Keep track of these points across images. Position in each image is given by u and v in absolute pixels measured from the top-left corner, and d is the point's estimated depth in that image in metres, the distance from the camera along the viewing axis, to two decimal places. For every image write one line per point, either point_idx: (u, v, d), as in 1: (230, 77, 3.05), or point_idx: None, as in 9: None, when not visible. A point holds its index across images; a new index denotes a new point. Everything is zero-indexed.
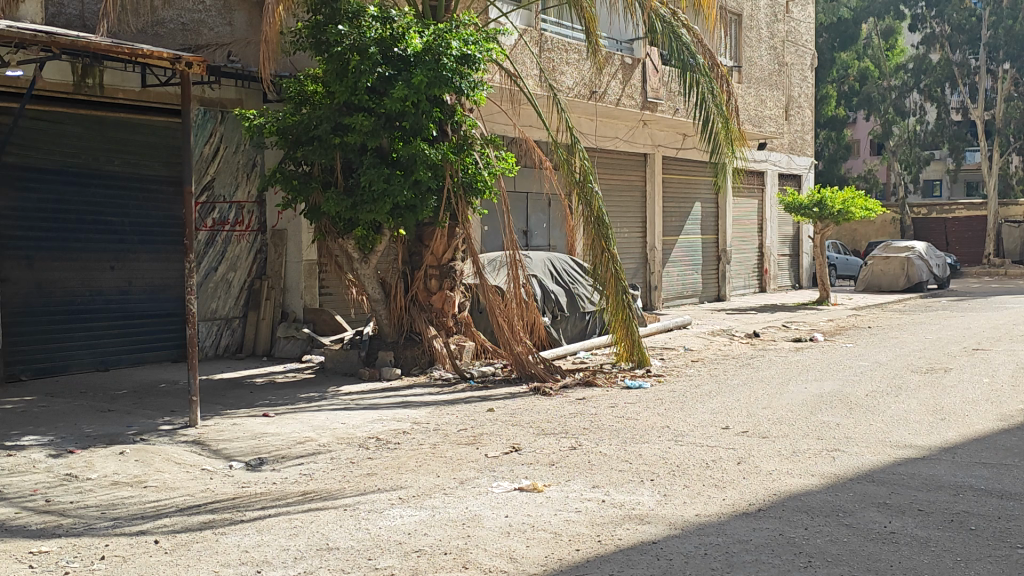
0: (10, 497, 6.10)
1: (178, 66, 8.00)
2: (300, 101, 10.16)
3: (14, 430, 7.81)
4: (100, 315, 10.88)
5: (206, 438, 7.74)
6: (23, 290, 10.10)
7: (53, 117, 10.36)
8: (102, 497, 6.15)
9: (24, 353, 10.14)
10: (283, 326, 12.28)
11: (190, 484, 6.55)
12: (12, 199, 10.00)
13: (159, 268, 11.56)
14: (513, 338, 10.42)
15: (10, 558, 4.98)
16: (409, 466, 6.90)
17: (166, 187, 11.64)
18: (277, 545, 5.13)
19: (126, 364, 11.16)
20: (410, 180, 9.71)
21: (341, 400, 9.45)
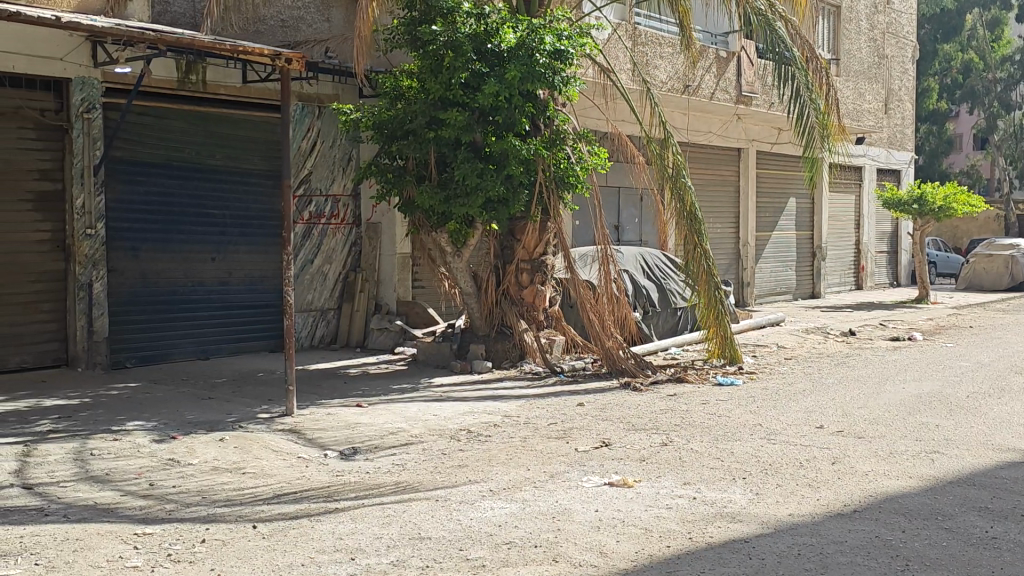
0: (116, 481, 6.32)
1: (278, 63, 8.19)
2: (394, 96, 10.27)
3: (120, 416, 8.08)
4: (201, 305, 11.17)
5: (301, 427, 7.90)
6: (129, 280, 10.43)
7: (158, 113, 10.66)
8: (203, 483, 6.33)
9: (130, 341, 10.47)
10: (376, 318, 12.47)
11: (287, 472, 6.70)
12: (120, 192, 10.33)
13: (257, 260, 11.82)
14: (604, 332, 10.40)
15: (115, 539, 5.16)
16: (500, 459, 6.95)
17: (265, 181, 11.89)
18: (371, 534, 5.23)
19: (225, 353, 11.45)
20: (502, 175, 9.79)
21: (432, 392, 9.55)
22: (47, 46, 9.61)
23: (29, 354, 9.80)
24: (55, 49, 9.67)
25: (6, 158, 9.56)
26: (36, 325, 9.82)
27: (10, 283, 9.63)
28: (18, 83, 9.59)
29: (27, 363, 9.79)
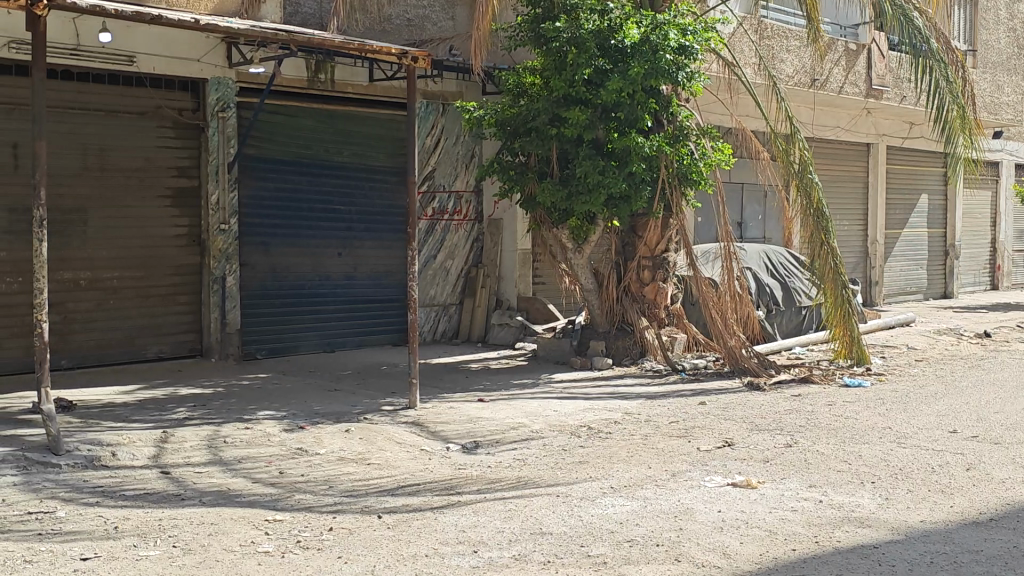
0: (248, 468, 6.53)
1: (405, 61, 8.32)
2: (517, 93, 10.34)
3: (252, 405, 8.34)
4: (328, 298, 11.45)
5: (424, 420, 8.02)
6: (260, 274, 10.76)
7: (289, 112, 10.96)
8: (330, 472, 6.50)
9: (260, 333, 10.80)
10: (498, 313, 12.55)
11: (411, 463, 6.82)
12: (252, 188, 10.65)
13: (383, 255, 12.05)
14: (727, 331, 10.25)
15: (248, 524, 5.33)
16: (621, 456, 6.93)
17: (391, 178, 12.10)
18: (492, 528, 5.28)
19: (349, 346, 11.72)
20: (625, 172, 9.74)
21: (552, 388, 9.57)
22: (185, 47, 9.97)
23: (166, 344, 10.20)
24: (192, 50, 10.01)
25: (147, 155, 9.92)
26: (173, 316, 10.21)
27: (150, 276, 10.01)
28: (158, 83, 9.98)
29: (165, 353, 10.19)
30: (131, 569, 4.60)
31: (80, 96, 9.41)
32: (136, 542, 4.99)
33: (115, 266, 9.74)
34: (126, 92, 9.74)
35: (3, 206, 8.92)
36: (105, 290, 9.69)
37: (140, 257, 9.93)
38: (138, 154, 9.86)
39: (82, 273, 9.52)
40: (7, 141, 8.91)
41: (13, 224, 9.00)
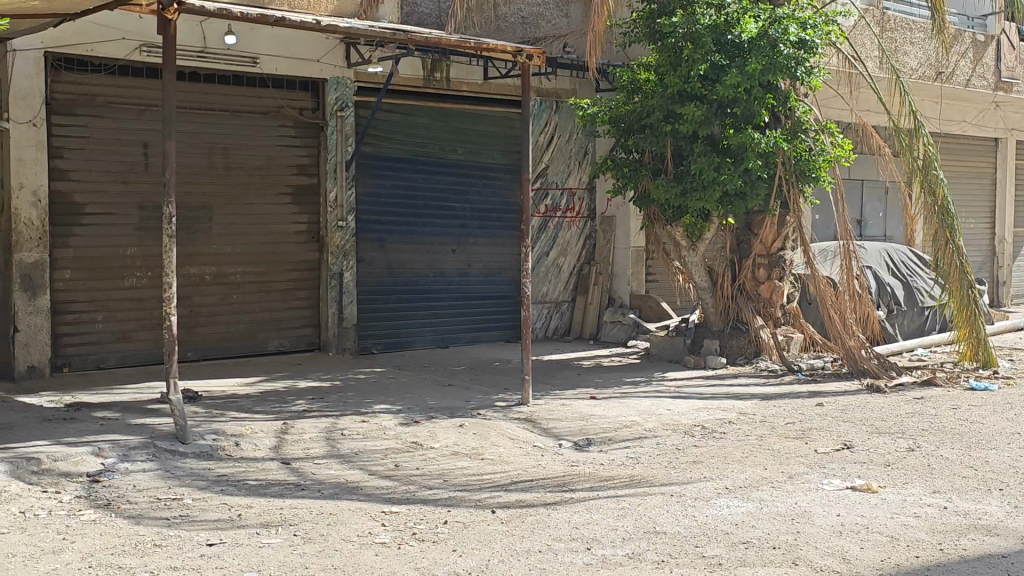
0: (365, 460, 6.66)
1: (520, 59, 8.37)
2: (632, 89, 10.29)
3: (368, 399, 8.50)
4: (442, 294, 11.58)
5: (537, 417, 8.05)
6: (376, 270, 10.95)
7: (405, 110, 11.13)
8: (445, 466, 6.58)
9: (375, 328, 11.00)
10: (610, 311, 12.52)
11: (524, 459, 6.85)
12: (370, 186, 10.84)
13: (496, 252, 12.13)
14: (845, 331, 10.01)
15: (366, 515, 5.44)
16: (737, 456, 6.85)
17: (505, 175, 12.18)
18: (606, 525, 5.27)
19: (463, 342, 11.84)
20: (741, 169, 9.60)
21: (666, 386, 9.50)
22: (305, 48, 10.21)
23: (286, 338, 10.47)
24: (312, 51, 10.25)
25: (269, 154, 10.18)
26: (293, 311, 10.48)
27: (271, 272, 10.29)
28: (280, 83, 10.24)
29: (284, 346, 10.47)
30: (254, 556, 4.74)
31: (207, 97, 9.71)
32: (259, 530, 5.14)
33: (238, 261, 10.03)
34: (250, 92, 10.01)
35: (134, 204, 9.27)
36: (229, 285, 9.98)
37: (262, 253, 10.20)
38: (261, 153, 10.13)
39: (208, 269, 9.81)
40: (137, 141, 9.25)
41: (143, 221, 9.34)
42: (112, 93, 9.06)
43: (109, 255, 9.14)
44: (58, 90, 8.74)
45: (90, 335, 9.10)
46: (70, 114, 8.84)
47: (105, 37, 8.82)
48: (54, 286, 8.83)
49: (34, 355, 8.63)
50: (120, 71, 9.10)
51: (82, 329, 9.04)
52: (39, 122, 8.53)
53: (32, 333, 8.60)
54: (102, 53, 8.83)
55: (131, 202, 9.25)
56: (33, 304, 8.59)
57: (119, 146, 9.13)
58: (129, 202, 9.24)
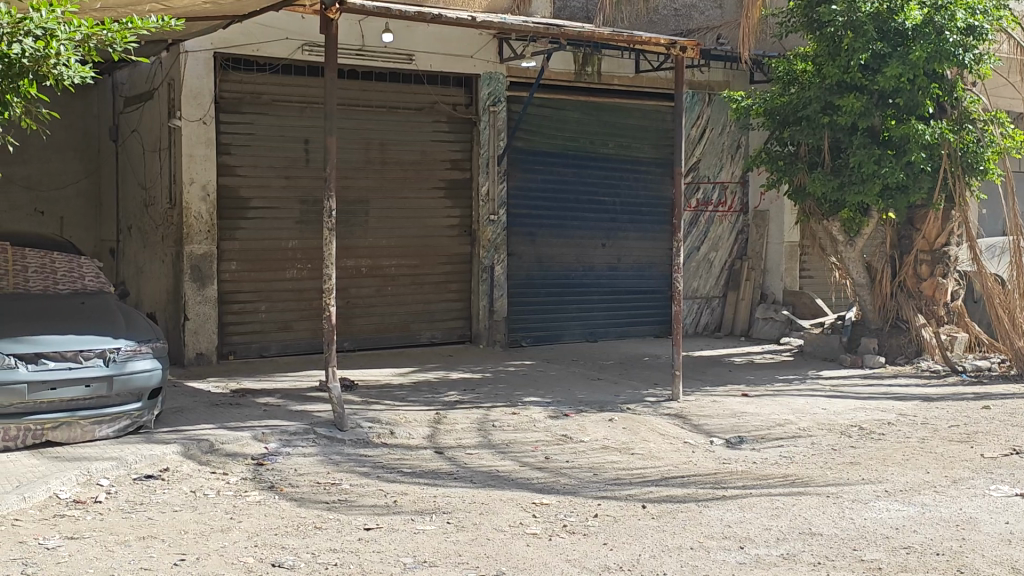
0: (516, 451, 6.73)
1: (674, 52, 8.27)
2: (788, 81, 10.06)
3: (518, 391, 8.58)
4: (591, 288, 11.59)
5: (687, 413, 7.96)
6: (527, 263, 11.04)
7: (557, 105, 11.18)
8: (595, 459, 6.58)
9: (525, 321, 11.09)
10: (762, 307, 12.27)
11: (674, 455, 6.79)
12: (521, 180, 10.93)
13: (647, 246, 12.05)
14: (1016, 331, 9.59)
15: (517, 506, 5.50)
16: (896, 459, 6.62)
17: (656, 169, 12.09)
18: (760, 524, 5.18)
19: (612, 336, 11.82)
20: (903, 161, 9.27)
21: (821, 385, 9.25)
22: (460, 45, 10.36)
23: (438, 329, 10.67)
24: (466, 47, 10.40)
25: (423, 149, 10.38)
26: (445, 303, 10.66)
27: (424, 265, 10.49)
28: (434, 80, 10.43)
29: (437, 338, 10.67)
30: (410, 542, 4.85)
31: (364, 93, 9.97)
32: (414, 517, 5.25)
33: (393, 254, 10.26)
34: (406, 89, 10.22)
35: (295, 198, 9.58)
36: (384, 277, 10.23)
37: (416, 246, 10.41)
38: (416, 148, 10.33)
39: (364, 261, 10.08)
40: (299, 137, 9.55)
41: (304, 214, 9.64)
42: (276, 91, 9.38)
43: (272, 248, 9.49)
44: (226, 89, 9.12)
45: (254, 325, 9.48)
46: (237, 112, 9.21)
47: (270, 37, 9.16)
48: (221, 277, 9.23)
49: (202, 342, 9.06)
50: (283, 70, 9.42)
51: (246, 319, 9.42)
52: (208, 120, 8.93)
53: (201, 321, 9.03)
54: (266, 52, 9.16)
55: (293, 196, 9.56)
56: (201, 293, 9.01)
57: (282, 142, 9.45)
58: (291, 196, 9.56)
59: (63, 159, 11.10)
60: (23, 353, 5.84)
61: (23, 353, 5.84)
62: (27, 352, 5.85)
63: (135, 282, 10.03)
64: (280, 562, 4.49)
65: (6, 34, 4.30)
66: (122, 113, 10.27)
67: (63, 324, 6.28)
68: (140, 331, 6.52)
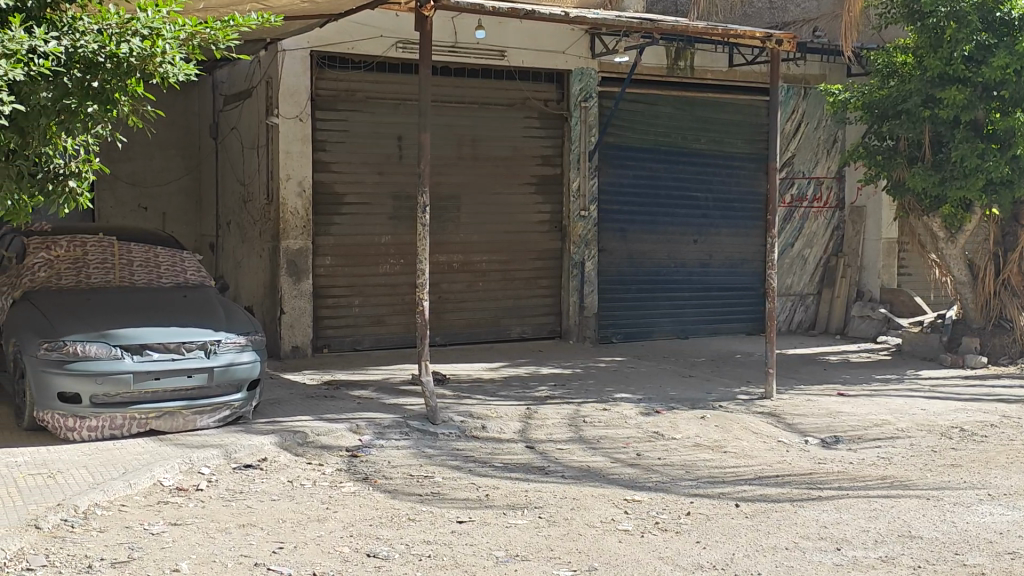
0: (607, 447, 6.71)
1: (769, 45, 8.15)
2: (887, 73, 9.82)
3: (609, 387, 8.56)
4: (683, 285, 11.50)
5: (781, 411, 7.85)
6: (617, 259, 11.00)
7: (649, 100, 11.10)
8: (687, 457, 6.53)
9: (615, 317, 11.05)
10: (859, 304, 12.01)
11: (768, 454, 6.71)
12: (612, 176, 10.89)
13: (739, 243, 11.90)
14: None
15: (609, 502, 5.49)
16: (1000, 461, 6.43)
17: (749, 164, 11.92)
18: (857, 526, 5.09)
19: (704, 333, 11.70)
20: (1008, 156, 9.00)
21: (921, 385, 9.03)
22: (551, 40, 10.37)
23: (529, 325, 10.69)
24: (558, 43, 10.40)
25: (515, 145, 10.41)
26: (536, 298, 10.68)
27: (515, 260, 10.52)
28: (526, 76, 10.45)
29: (527, 333, 10.69)
30: (502, 535, 4.88)
31: (457, 90, 10.03)
32: (506, 511, 5.28)
33: (485, 249, 10.32)
34: (498, 85, 10.26)
35: (389, 194, 9.69)
36: (475, 273, 10.30)
37: (507, 242, 10.45)
38: (508, 144, 10.36)
39: (456, 256, 10.15)
40: (392, 133, 9.66)
41: (397, 210, 9.75)
42: (371, 88, 9.50)
43: (366, 243, 9.62)
44: (322, 87, 9.27)
45: (348, 319, 9.62)
46: (333, 109, 9.36)
47: (365, 35, 9.28)
48: (316, 271, 9.40)
49: (298, 335, 9.23)
50: (378, 67, 9.54)
51: (340, 313, 9.57)
52: (305, 118, 9.11)
53: (297, 315, 9.20)
54: (361, 50, 9.28)
55: (386, 192, 9.68)
56: (297, 288, 9.18)
57: (376, 138, 9.57)
58: (385, 192, 9.67)
59: (165, 156, 11.43)
60: (128, 344, 6.03)
61: (129, 345, 6.03)
62: (133, 344, 6.04)
63: (234, 276, 10.27)
64: (375, 552, 4.56)
65: (115, 33, 4.46)
66: (222, 112, 10.51)
67: (168, 316, 6.46)
68: (239, 323, 6.67)
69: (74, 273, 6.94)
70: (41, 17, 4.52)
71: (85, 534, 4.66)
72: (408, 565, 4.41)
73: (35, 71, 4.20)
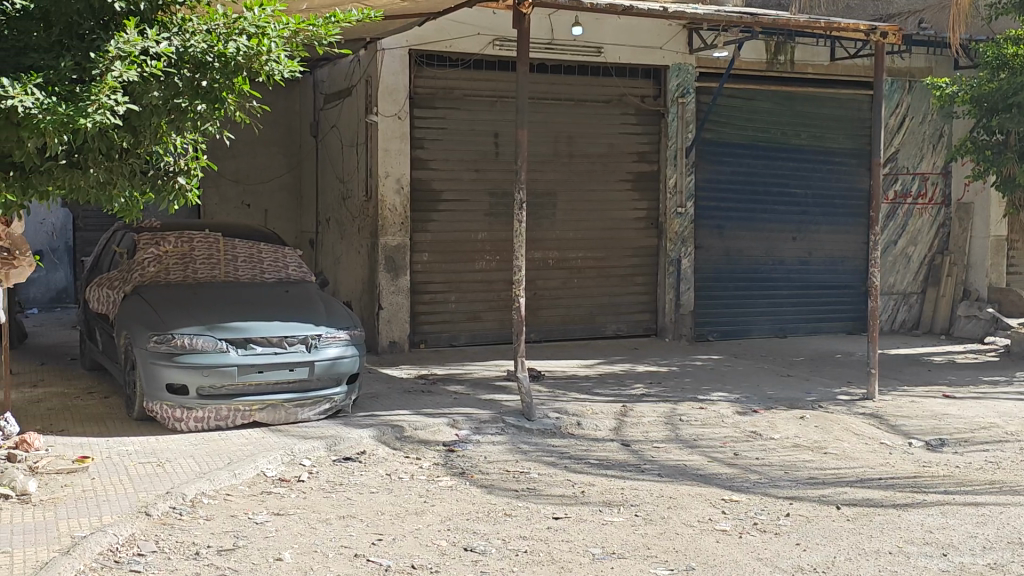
0: (704, 446, 6.65)
1: (873, 38, 7.96)
2: (997, 66, 9.49)
3: (706, 386, 8.48)
4: (781, 283, 11.32)
5: (883, 412, 7.68)
6: (714, 256, 10.88)
7: (747, 95, 10.95)
8: (786, 457, 6.43)
9: (712, 315, 10.94)
10: (965, 304, 11.71)
11: (870, 456, 6.56)
12: (709, 172, 10.78)
13: (840, 240, 11.66)
14: None
15: (706, 501, 5.43)
16: None
17: (851, 160, 11.67)
18: (964, 531, 4.94)
19: (803, 332, 11.50)
20: None
21: None
22: (649, 36, 10.31)
23: (624, 322, 10.65)
24: (656, 39, 10.33)
25: (611, 141, 10.37)
26: (631, 295, 10.63)
27: (611, 257, 10.48)
28: (622, 72, 10.41)
29: (622, 330, 10.64)
30: (599, 532, 4.87)
31: (553, 87, 10.04)
32: (602, 508, 5.27)
33: (581, 246, 10.31)
34: (594, 82, 10.24)
35: (485, 191, 9.75)
36: (571, 269, 10.29)
37: (602, 239, 10.42)
38: (604, 140, 10.33)
39: (551, 253, 10.16)
40: (489, 130, 9.71)
41: (493, 207, 9.79)
42: (468, 86, 9.57)
43: (462, 239, 9.69)
44: (420, 85, 9.36)
45: (445, 314, 9.71)
46: (431, 107, 9.45)
47: (463, 33, 9.35)
48: (414, 267, 9.51)
49: (395, 331, 9.36)
50: (475, 65, 9.59)
51: (437, 309, 9.66)
52: (403, 116, 9.22)
53: (394, 310, 9.33)
54: (459, 48, 9.36)
55: (482, 189, 9.73)
56: (395, 283, 9.30)
57: (473, 136, 9.64)
58: (481, 189, 9.73)
59: (268, 154, 11.68)
60: (233, 338, 6.18)
61: (234, 338, 6.18)
62: (237, 337, 6.19)
63: (333, 272, 10.44)
64: (471, 547, 4.59)
65: (223, 33, 4.58)
66: (323, 110, 10.69)
67: (271, 310, 6.61)
68: (339, 318, 6.79)
69: (181, 268, 7.14)
70: (153, 19, 4.65)
71: (192, 522, 4.79)
72: (505, 560, 4.43)
73: (148, 71, 4.36)
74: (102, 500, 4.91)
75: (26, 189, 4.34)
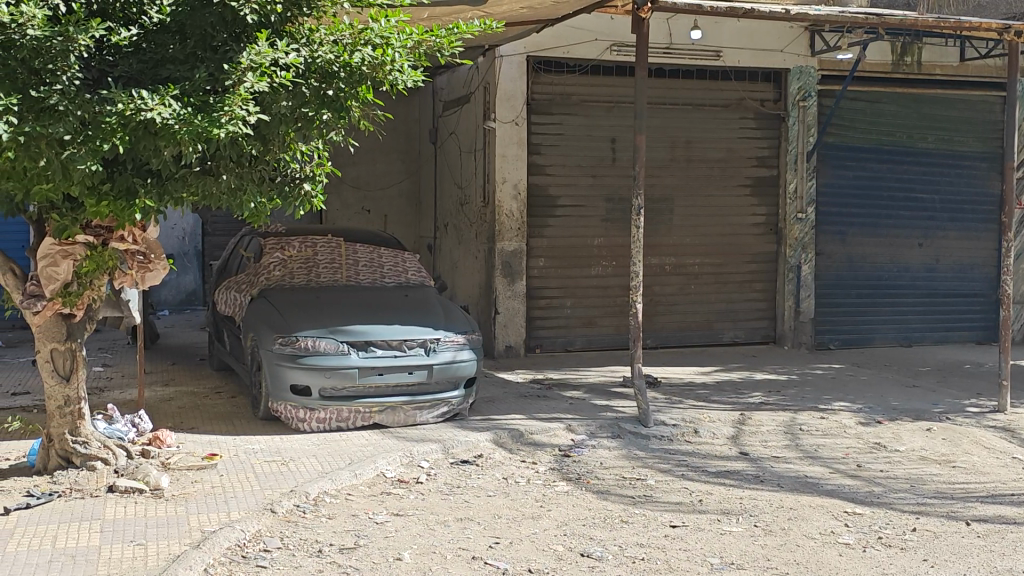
0: (826, 457, 6.50)
1: (1007, 37, 7.68)
2: None
3: (827, 395, 8.30)
4: (907, 289, 11.00)
5: (1015, 426, 7.38)
6: (836, 263, 10.65)
7: (872, 98, 10.68)
8: (912, 470, 6.24)
9: (833, 323, 10.70)
10: None
11: (1002, 470, 6.32)
12: (832, 176, 10.55)
13: (969, 246, 11.26)
14: None
15: (828, 513, 5.31)
16: None
17: (982, 163, 11.27)
18: None
19: (929, 341, 11.15)
20: None
21: None
22: (769, 39, 10.13)
23: (742, 329, 10.49)
24: (777, 41, 10.15)
25: (730, 146, 10.25)
26: (749, 301, 10.48)
27: (729, 263, 10.35)
28: (742, 76, 10.26)
29: (740, 337, 10.49)
30: (716, 542, 4.81)
31: (671, 92, 9.98)
32: (720, 517, 5.21)
33: (698, 252, 10.21)
34: (713, 86, 10.14)
35: (601, 196, 9.73)
36: (688, 275, 10.20)
37: (720, 245, 10.29)
38: (722, 145, 10.22)
39: (668, 259, 10.10)
40: (606, 136, 9.70)
41: (609, 212, 9.77)
42: (584, 91, 9.58)
43: (579, 244, 9.70)
44: (537, 92, 9.41)
45: (561, 319, 9.73)
46: (548, 112, 9.49)
47: (580, 39, 9.36)
48: (530, 272, 9.56)
49: (511, 335, 9.42)
50: (592, 70, 9.59)
51: (553, 313, 9.69)
52: (520, 121, 9.27)
53: (511, 315, 9.39)
54: (577, 53, 9.37)
55: (599, 194, 9.72)
56: (512, 288, 9.36)
57: (591, 141, 9.64)
58: (598, 194, 9.72)
59: (387, 160, 11.91)
60: (354, 341, 6.32)
61: (355, 341, 6.32)
62: (358, 340, 6.33)
63: (451, 276, 10.56)
64: (588, 552, 4.59)
65: (349, 43, 4.71)
66: (441, 117, 10.83)
67: (391, 314, 6.74)
68: (457, 323, 6.87)
69: (304, 272, 7.33)
70: (281, 30, 4.76)
71: (316, 520, 4.91)
72: (623, 566, 4.42)
73: (277, 82, 4.46)
74: (230, 496, 5.07)
75: (162, 195, 4.50)
